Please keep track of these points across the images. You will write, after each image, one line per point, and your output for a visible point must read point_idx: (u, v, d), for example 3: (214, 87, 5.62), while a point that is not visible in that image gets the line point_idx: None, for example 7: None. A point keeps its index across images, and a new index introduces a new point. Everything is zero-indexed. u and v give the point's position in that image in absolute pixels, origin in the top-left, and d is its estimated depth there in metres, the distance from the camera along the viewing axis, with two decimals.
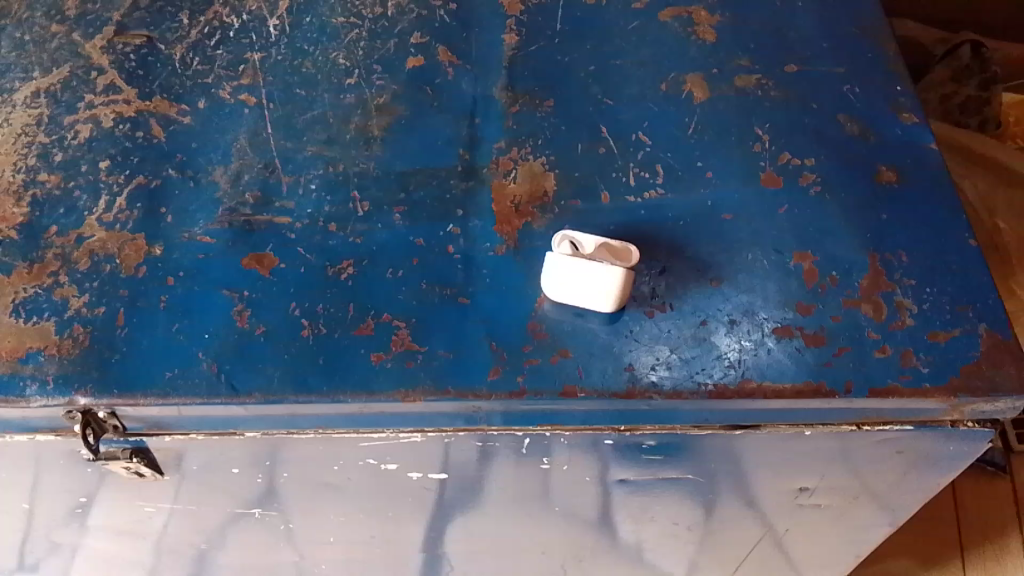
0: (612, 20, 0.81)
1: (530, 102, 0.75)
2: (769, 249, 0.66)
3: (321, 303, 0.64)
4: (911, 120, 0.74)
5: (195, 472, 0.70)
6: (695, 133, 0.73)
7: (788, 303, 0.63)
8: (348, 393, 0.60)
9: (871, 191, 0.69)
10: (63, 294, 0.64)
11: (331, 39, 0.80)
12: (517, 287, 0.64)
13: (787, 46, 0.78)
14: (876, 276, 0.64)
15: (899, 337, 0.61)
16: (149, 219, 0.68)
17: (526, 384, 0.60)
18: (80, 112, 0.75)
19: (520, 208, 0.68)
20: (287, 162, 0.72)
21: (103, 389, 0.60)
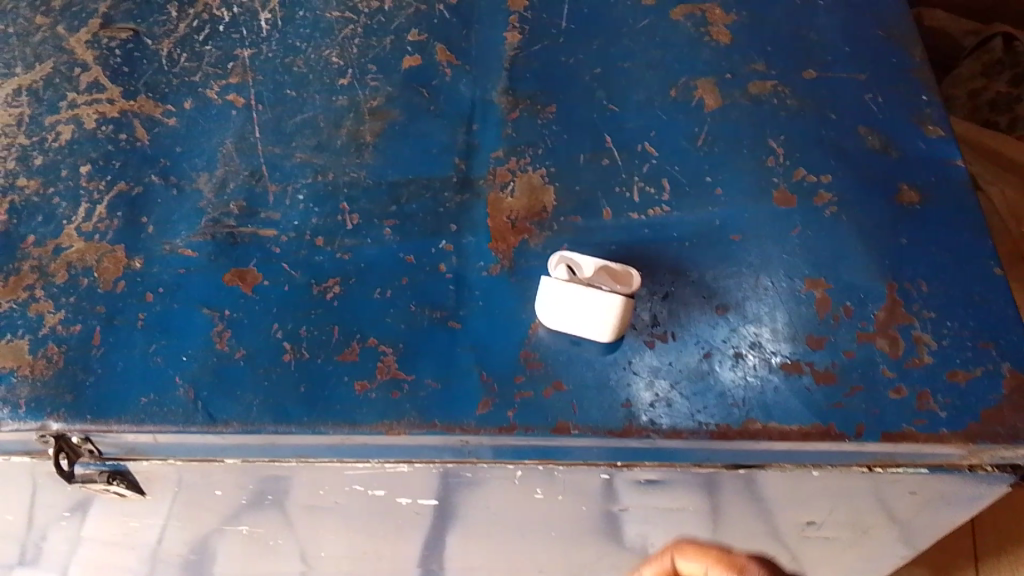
0: (620, 18, 0.76)
1: (531, 108, 0.71)
2: (780, 274, 0.62)
3: (304, 324, 0.61)
4: (936, 133, 0.69)
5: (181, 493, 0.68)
6: (704, 144, 0.68)
7: (798, 336, 0.60)
8: (330, 424, 0.57)
9: (890, 211, 0.65)
10: (38, 310, 0.62)
11: (325, 36, 0.76)
12: (510, 311, 0.61)
13: (807, 48, 0.74)
14: (893, 307, 0.60)
15: (915, 376, 0.58)
16: (130, 230, 0.66)
17: (517, 419, 0.57)
18: (62, 112, 0.72)
19: (517, 224, 0.65)
20: (274, 170, 0.69)
21: (77, 414, 0.58)
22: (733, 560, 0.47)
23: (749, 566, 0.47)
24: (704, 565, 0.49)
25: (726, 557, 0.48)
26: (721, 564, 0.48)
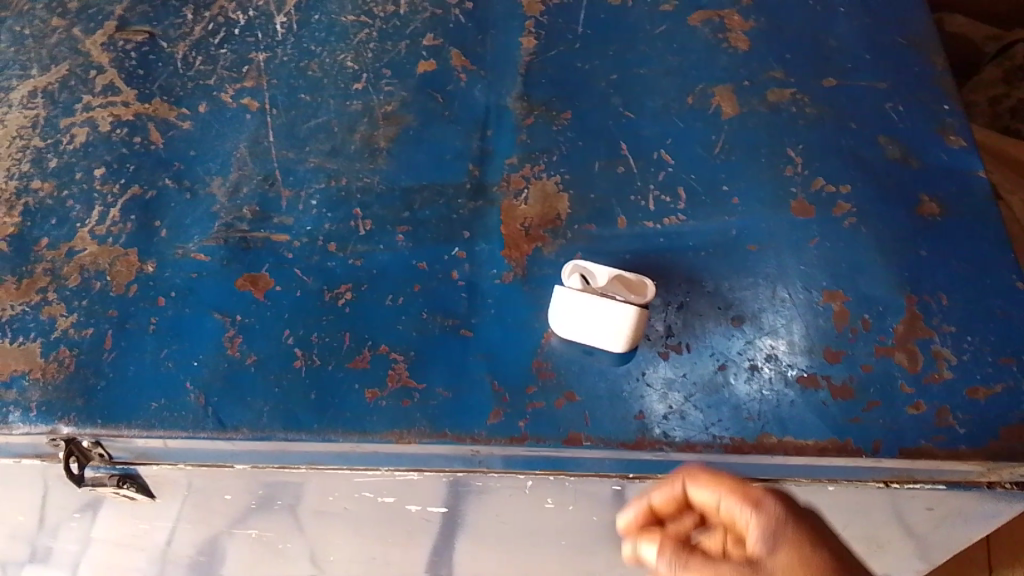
0: (637, 24, 0.75)
1: (546, 114, 0.70)
2: (797, 286, 0.61)
3: (315, 331, 0.60)
4: (957, 143, 0.68)
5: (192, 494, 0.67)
6: (721, 153, 0.68)
7: (814, 349, 0.59)
8: (340, 432, 0.57)
9: (910, 223, 0.64)
10: (51, 313, 0.62)
11: (339, 39, 0.76)
12: (522, 320, 0.61)
13: (826, 56, 0.73)
14: (912, 321, 0.59)
15: (934, 392, 0.57)
16: (143, 233, 0.66)
17: (528, 430, 0.56)
18: (77, 114, 0.72)
19: (530, 232, 0.64)
20: (287, 174, 0.68)
21: (87, 419, 0.58)
22: (747, 489, 0.44)
23: (766, 500, 0.43)
24: (717, 493, 0.46)
25: (740, 488, 0.45)
26: (734, 493, 0.45)
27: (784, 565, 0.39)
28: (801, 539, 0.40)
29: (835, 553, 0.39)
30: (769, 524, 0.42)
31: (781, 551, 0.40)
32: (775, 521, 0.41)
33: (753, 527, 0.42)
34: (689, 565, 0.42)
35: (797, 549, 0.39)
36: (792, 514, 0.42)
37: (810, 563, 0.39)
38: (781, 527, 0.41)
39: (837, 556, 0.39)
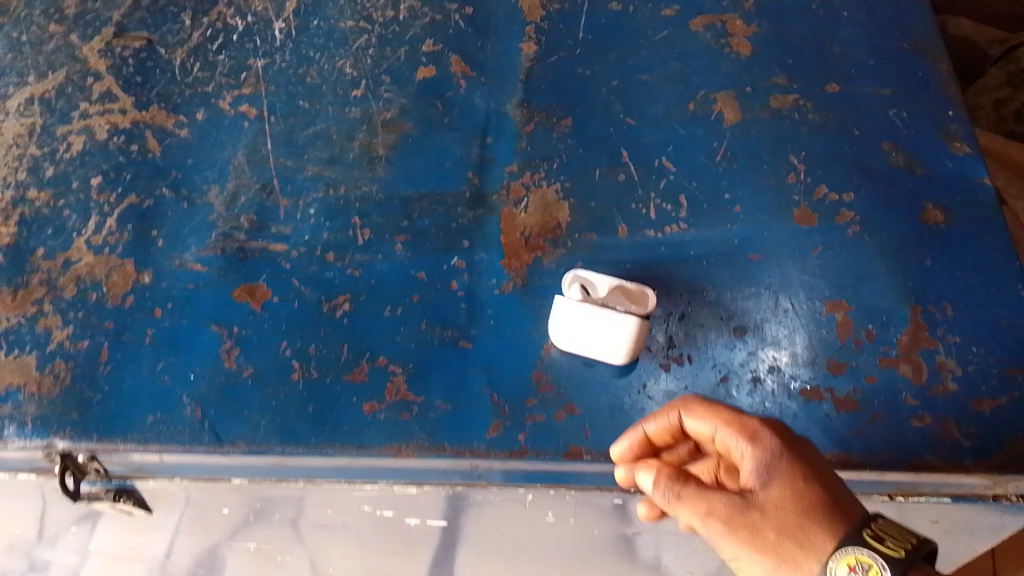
0: (639, 29, 0.75)
1: (547, 121, 0.70)
2: (800, 296, 0.61)
3: (313, 342, 0.60)
4: (963, 150, 0.67)
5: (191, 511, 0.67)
6: (723, 160, 0.67)
7: (818, 360, 0.58)
8: (337, 446, 0.56)
9: (915, 232, 0.63)
10: (47, 325, 0.62)
11: (339, 46, 0.75)
12: (522, 331, 0.60)
13: (830, 61, 0.72)
14: (917, 331, 0.59)
15: (938, 404, 0.56)
16: (140, 243, 0.65)
17: (528, 444, 0.56)
18: (74, 122, 0.72)
19: (530, 241, 0.64)
20: (285, 183, 0.68)
21: (83, 433, 0.58)
22: (745, 422, 0.48)
23: (762, 433, 0.47)
24: (715, 421, 0.49)
25: (738, 420, 0.49)
26: (731, 426, 0.49)
27: (778, 499, 0.45)
28: (795, 474, 0.46)
29: (823, 486, 0.46)
30: (766, 459, 0.46)
31: (774, 484, 0.45)
32: (772, 456, 0.46)
33: (749, 460, 0.47)
34: (687, 496, 0.47)
35: (790, 485, 0.45)
36: (786, 450, 0.47)
37: (802, 499, 0.45)
38: (777, 462, 0.46)
39: (825, 490, 0.45)
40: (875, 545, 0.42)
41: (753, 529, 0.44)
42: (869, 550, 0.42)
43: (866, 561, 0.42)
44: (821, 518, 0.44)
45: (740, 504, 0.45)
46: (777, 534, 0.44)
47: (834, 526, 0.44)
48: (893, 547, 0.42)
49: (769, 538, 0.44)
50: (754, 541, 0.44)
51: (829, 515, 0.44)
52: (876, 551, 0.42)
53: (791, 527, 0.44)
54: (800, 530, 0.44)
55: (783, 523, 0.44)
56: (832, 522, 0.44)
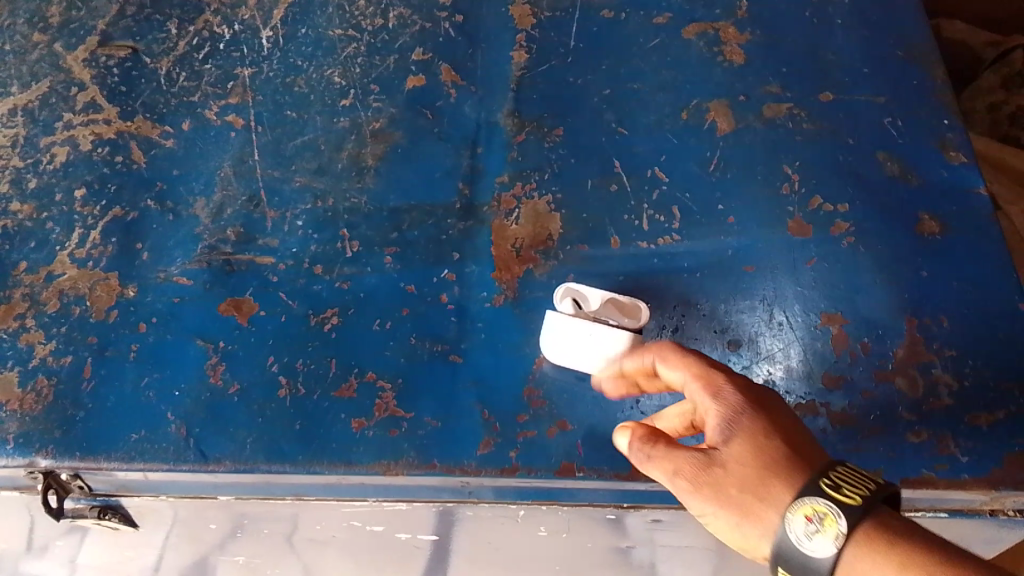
0: (631, 37, 0.74)
1: (538, 131, 0.69)
2: (795, 308, 0.60)
3: (300, 357, 0.59)
4: (958, 159, 0.66)
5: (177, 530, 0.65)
6: (716, 170, 0.66)
7: (814, 374, 0.57)
8: (325, 464, 0.55)
9: (910, 243, 0.62)
10: (29, 341, 0.61)
11: (327, 54, 0.74)
12: (513, 345, 0.59)
13: (824, 70, 0.71)
14: (913, 344, 0.58)
15: (937, 419, 0.55)
16: (125, 257, 0.64)
17: (519, 460, 0.55)
18: (58, 133, 0.71)
19: (521, 253, 0.63)
20: (273, 195, 0.67)
21: (66, 451, 0.56)
22: (709, 377, 0.48)
23: (724, 388, 0.48)
24: (681, 378, 0.49)
25: (702, 374, 0.48)
26: (696, 382, 0.48)
27: (739, 454, 0.45)
28: (757, 431, 0.46)
29: (785, 440, 0.46)
30: (728, 417, 0.47)
31: (736, 440, 0.46)
32: (735, 414, 0.47)
33: (712, 417, 0.47)
34: (657, 456, 0.47)
35: (751, 440, 0.46)
36: (749, 406, 0.47)
37: (763, 454, 0.45)
38: (739, 419, 0.46)
39: (786, 445, 0.46)
40: (831, 494, 0.43)
41: (715, 485, 0.45)
42: (826, 500, 0.43)
43: (823, 511, 0.42)
44: (780, 471, 0.45)
45: (703, 460, 0.46)
46: (738, 489, 0.45)
47: (793, 478, 0.44)
48: (849, 495, 0.42)
49: (733, 494, 0.45)
50: (717, 498, 0.45)
51: (790, 469, 0.45)
52: (833, 501, 0.42)
53: (751, 482, 0.45)
54: (760, 484, 0.45)
55: (743, 478, 0.45)
56: (792, 474, 0.45)
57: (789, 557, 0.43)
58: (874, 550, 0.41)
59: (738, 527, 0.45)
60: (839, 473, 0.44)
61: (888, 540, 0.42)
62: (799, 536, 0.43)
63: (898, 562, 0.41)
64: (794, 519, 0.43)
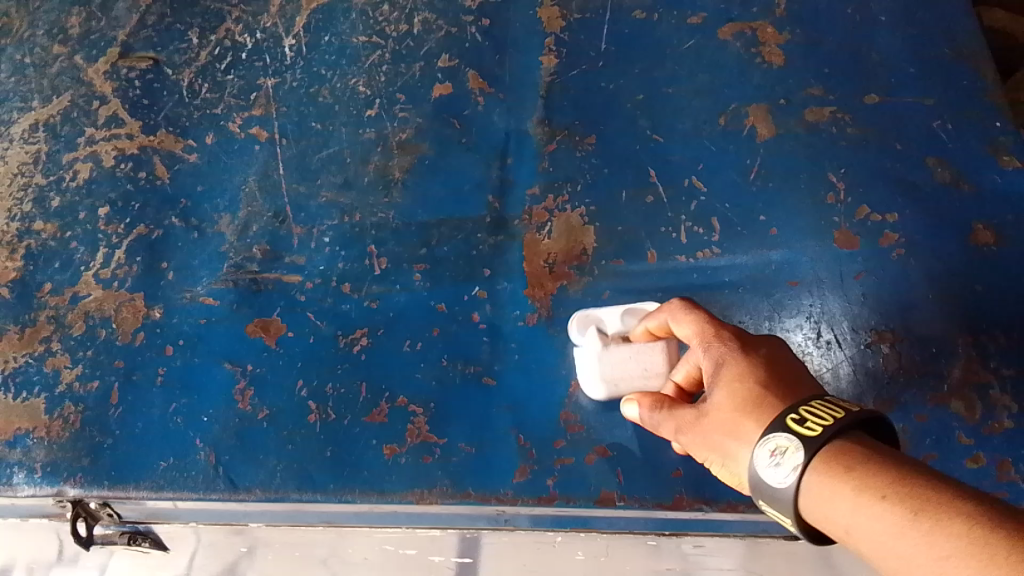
0: (664, 38, 0.71)
1: (569, 139, 0.66)
2: (843, 325, 0.58)
3: (330, 381, 0.57)
4: (1012, 164, 0.63)
5: (199, 563, 0.62)
6: (757, 179, 0.63)
7: (865, 397, 0.55)
8: (357, 493, 0.54)
9: (963, 255, 0.59)
10: (55, 365, 0.60)
11: (351, 63, 0.72)
12: (548, 366, 0.57)
13: (869, 71, 0.68)
14: (968, 364, 0.56)
15: (995, 444, 0.53)
16: (150, 277, 0.63)
17: (557, 489, 0.53)
18: (80, 149, 0.69)
19: (555, 269, 0.61)
20: (299, 211, 0.65)
21: (94, 480, 0.55)
22: (703, 332, 0.46)
23: (714, 342, 0.45)
24: (685, 336, 0.47)
25: (696, 332, 0.46)
26: (692, 339, 0.47)
27: (719, 402, 0.43)
28: (735, 375, 0.43)
29: (772, 382, 0.42)
30: (713, 368, 0.44)
31: (717, 389, 0.43)
32: (721, 364, 0.44)
33: (706, 371, 0.45)
34: (661, 419, 0.46)
35: (727, 385, 0.42)
36: (736, 354, 0.44)
37: (738, 396, 0.42)
38: (720, 369, 0.43)
39: (775, 388, 0.41)
40: (795, 428, 0.38)
41: (701, 434, 0.43)
42: (788, 433, 0.38)
43: (785, 444, 0.38)
44: (752, 410, 0.41)
45: (694, 412, 0.44)
46: (719, 435, 0.42)
47: (765, 415, 0.40)
48: (810, 426, 0.37)
49: (715, 440, 0.42)
50: (707, 447, 0.43)
51: (766, 406, 0.41)
52: (795, 434, 0.38)
53: (730, 425, 0.42)
54: (736, 427, 0.41)
55: (719, 422, 0.42)
56: (763, 411, 0.40)
57: (761, 492, 0.39)
58: (833, 476, 0.36)
59: (729, 470, 0.42)
60: (810, 406, 0.38)
61: (850, 465, 0.36)
62: (765, 469, 0.38)
63: (855, 486, 0.35)
64: (759, 453, 0.39)
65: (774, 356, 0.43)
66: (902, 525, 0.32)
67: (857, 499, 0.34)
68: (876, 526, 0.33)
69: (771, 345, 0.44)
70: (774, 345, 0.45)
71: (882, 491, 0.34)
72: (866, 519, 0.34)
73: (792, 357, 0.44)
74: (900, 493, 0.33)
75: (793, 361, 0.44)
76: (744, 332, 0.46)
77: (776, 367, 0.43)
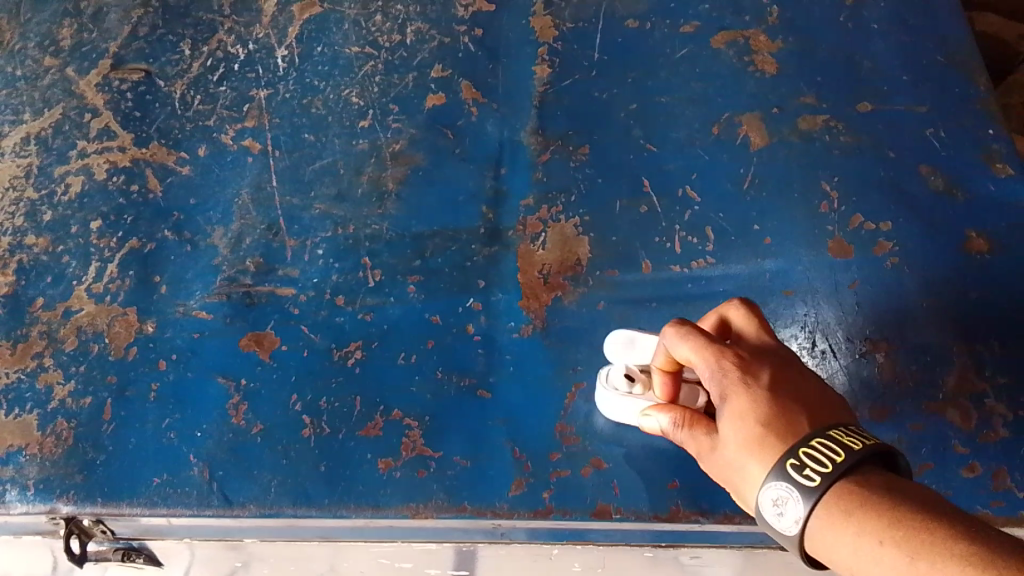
0: (657, 47, 0.71)
1: (563, 149, 0.66)
2: (838, 334, 0.58)
3: (324, 395, 0.57)
4: (1005, 171, 0.63)
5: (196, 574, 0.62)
6: (751, 188, 0.63)
7: (859, 406, 0.55)
8: (352, 507, 0.54)
9: (957, 263, 0.59)
10: (47, 381, 0.59)
11: (344, 73, 0.72)
12: (543, 379, 0.57)
13: (862, 78, 0.68)
14: (963, 373, 0.56)
15: (991, 452, 0.53)
16: (143, 291, 0.62)
17: (553, 502, 0.53)
18: (72, 162, 0.69)
19: (549, 280, 0.61)
20: (292, 223, 0.65)
21: (87, 497, 0.55)
22: (702, 360, 0.44)
23: (714, 372, 0.43)
24: (685, 358, 0.45)
25: (695, 360, 0.45)
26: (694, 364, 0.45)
27: (727, 439, 0.42)
28: (739, 411, 0.41)
29: (775, 414, 0.41)
30: (718, 400, 0.43)
31: (724, 425, 0.42)
32: (725, 396, 0.42)
33: (712, 398, 0.44)
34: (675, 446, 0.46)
35: (731, 422, 0.41)
36: (738, 385, 0.42)
37: (743, 435, 0.41)
38: (724, 404, 0.42)
39: (778, 423, 0.40)
40: (793, 476, 0.38)
41: (713, 468, 0.43)
42: (787, 483, 0.38)
43: (785, 493, 0.38)
44: (757, 450, 0.40)
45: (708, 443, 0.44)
46: (729, 471, 0.42)
47: (769, 454, 0.40)
48: (809, 477, 0.37)
49: (727, 475, 0.42)
50: (722, 479, 0.43)
51: (768, 446, 0.40)
52: (794, 484, 0.38)
53: (738, 463, 0.41)
54: (743, 464, 0.41)
55: (727, 460, 0.42)
56: (765, 450, 0.40)
57: (767, 530, 0.40)
58: (833, 521, 0.37)
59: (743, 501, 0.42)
60: (809, 448, 0.38)
61: (849, 509, 0.36)
62: (769, 515, 0.39)
63: (854, 531, 0.36)
64: (761, 500, 0.39)
65: (778, 383, 0.42)
66: (903, 568, 0.34)
67: (857, 545, 0.36)
68: (877, 569, 0.35)
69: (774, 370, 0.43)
70: (778, 367, 0.43)
71: (880, 536, 0.35)
72: (867, 563, 0.35)
73: (796, 379, 0.43)
74: (897, 537, 0.34)
75: (799, 384, 0.43)
76: (747, 354, 0.44)
77: (779, 395, 0.42)
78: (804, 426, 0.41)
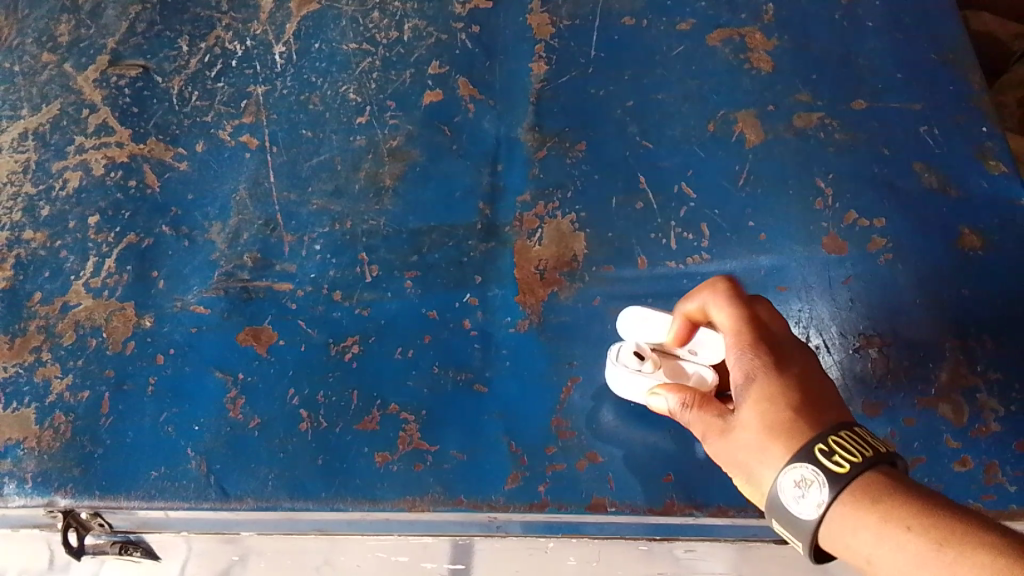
0: (653, 44, 0.72)
1: (559, 146, 0.67)
2: (832, 329, 0.58)
3: (322, 389, 0.57)
4: (998, 169, 0.64)
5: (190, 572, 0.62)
6: (746, 184, 0.64)
7: (853, 400, 0.55)
8: (348, 500, 0.54)
9: (950, 259, 0.60)
10: (45, 375, 0.59)
11: (341, 70, 0.72)
12: (540, 373, 0.57)
13: (857, 76, 0.69)
14: (956, 368, 0.56)
15: (983, 447, 0.53)
16: (140, 285, 0.63)
17: (548, 495, 0.53)
18: (69, 158, 0.69)
19: (545, 275, 0.61)
20: (290, 218, 0.65)
21: (85, 490, 0.55)
22: (736, 337, 0.46)
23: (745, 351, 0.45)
24: (722, 323, 0.47)
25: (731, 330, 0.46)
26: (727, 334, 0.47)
27: (747, 421, 0.42)
28: (765, 396, 0.42)
29: (802, 407, 0.42)
30: (742, 380, 0.44)
31: (745, 407, 0.43)
32: (750, 377, 0.43)
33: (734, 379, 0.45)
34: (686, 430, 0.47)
35: (755, 405, 0.42)
36: (767, 369, 0.43)
37: (767, 419, 0.42)
38: (749, 386, 0.43)
39: (803, 415, 0.41)
40: (822, 461, 0.39)
41: (725, 451, 0.43)
42: (814, 467, 0.39)
43: (811, 477, 0.39)
44: (781, 436, 0.41)
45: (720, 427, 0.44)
46: (743, 454, 0.42)
47: (793, 439, 0.40)
48: (838, 462, 0.38)
49: (739, 459, 0.43)
50: (731, 463, 0.43)
51: (792, 435, 0.41)
52: (822, 468, 0.39)
53: (756, 448, 0.42)
54: (761, 450, 0.41)
55: (744, 441, 0.42)
56: (789, 438, 0.41)
57: (777, 517, 0.40)
58: (858, 508, 0.37)
59: (751, 487, 0.43)
60: (838, 437, 0.39)
61: (876, 497, 0.37)
62: (787, 497, 0.40)
63: (880, 517, 0.36)
64: (782, 481, 0.40)
65: (806, 377, 0.43)
66: (927, 554, 0.34)
67: (881, 530, 0.36)
68: (899, 555, 0.35)
69: (802, 362, 0.44)
70: (805, 365, 0.44)
71: (907, 522, 0.35)
72: (890, 549, 0.36)
73: (822, 381, 0.44)
74: (925, 524, 0.35)
75: (824, 385, 0.44)
76: (779, 342, 0.45)
77: (806, 389, 0.43)
78: (815, 420, 0.41)
